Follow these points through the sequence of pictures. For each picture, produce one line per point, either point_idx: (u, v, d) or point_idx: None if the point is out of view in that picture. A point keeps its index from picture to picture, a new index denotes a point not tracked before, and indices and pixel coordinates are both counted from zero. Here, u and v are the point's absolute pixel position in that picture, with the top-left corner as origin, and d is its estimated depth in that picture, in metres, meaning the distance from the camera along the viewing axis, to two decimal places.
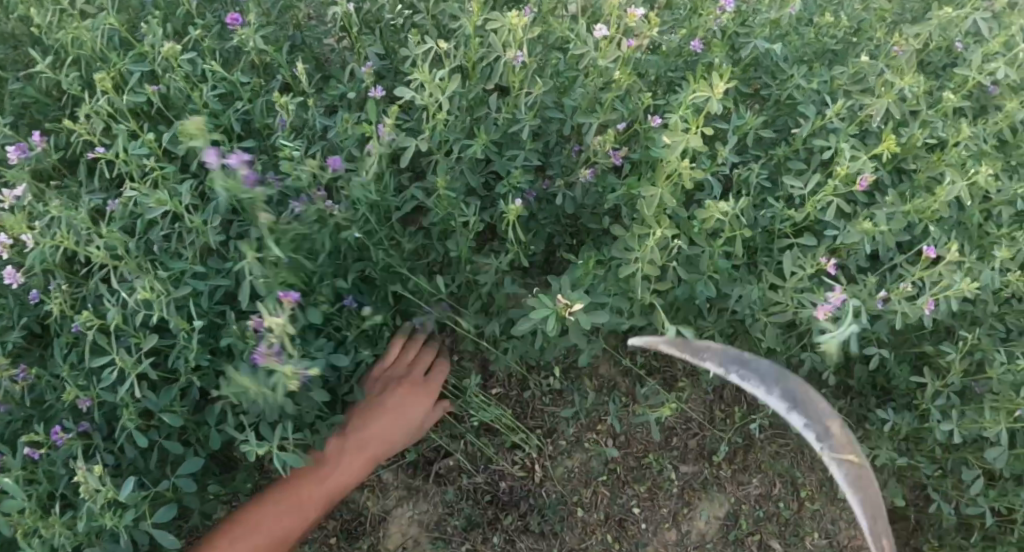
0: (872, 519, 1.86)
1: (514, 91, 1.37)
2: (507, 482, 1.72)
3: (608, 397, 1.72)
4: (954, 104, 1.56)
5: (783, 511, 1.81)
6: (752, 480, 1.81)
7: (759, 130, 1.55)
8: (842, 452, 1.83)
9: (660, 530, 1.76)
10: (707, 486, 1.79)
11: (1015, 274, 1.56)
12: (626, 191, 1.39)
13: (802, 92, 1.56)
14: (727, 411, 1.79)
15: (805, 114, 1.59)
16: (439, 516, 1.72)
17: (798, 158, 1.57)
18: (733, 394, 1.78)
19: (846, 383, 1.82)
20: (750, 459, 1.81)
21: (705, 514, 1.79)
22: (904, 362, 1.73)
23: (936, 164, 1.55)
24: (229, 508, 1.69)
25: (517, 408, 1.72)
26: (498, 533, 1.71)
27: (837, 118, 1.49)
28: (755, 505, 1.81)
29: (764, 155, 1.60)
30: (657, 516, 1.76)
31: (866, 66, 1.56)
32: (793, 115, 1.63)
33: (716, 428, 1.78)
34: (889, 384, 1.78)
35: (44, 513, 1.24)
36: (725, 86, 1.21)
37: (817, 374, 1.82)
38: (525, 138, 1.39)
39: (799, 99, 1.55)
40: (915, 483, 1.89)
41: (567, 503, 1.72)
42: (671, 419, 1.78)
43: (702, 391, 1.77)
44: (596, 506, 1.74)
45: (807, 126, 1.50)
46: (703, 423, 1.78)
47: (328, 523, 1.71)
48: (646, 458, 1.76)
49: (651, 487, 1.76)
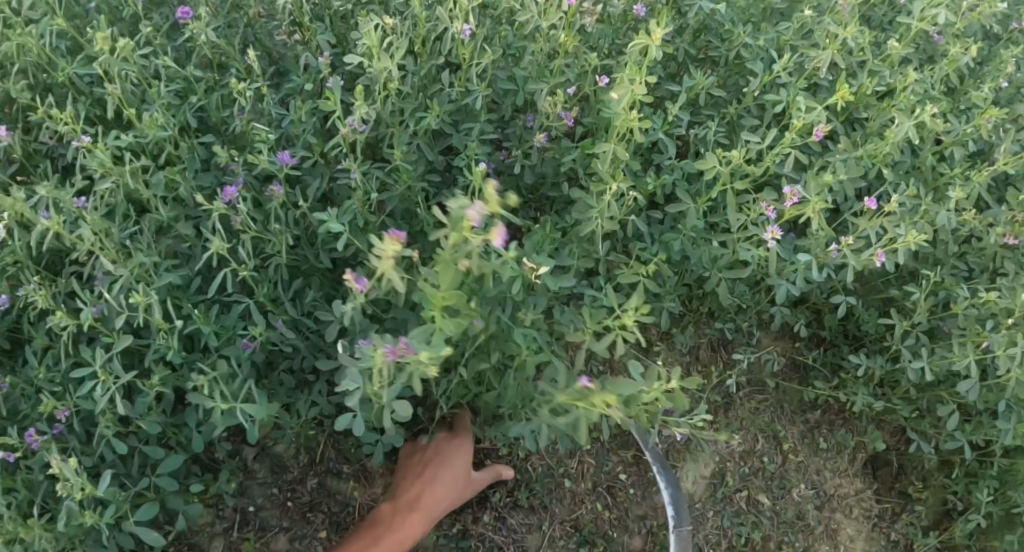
0: (855, 467, 1.94)
1: (465, 63, 1.41)
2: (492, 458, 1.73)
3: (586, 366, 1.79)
4: (900, 51, 1.59)
5: (768, 466, 1.86)
6: (735, 437, 1.85)
7: (711, 89, 1.57)
8: (820, 404, 1.90)
9: (648, 494, 1.77)
10: (691, 447, 1.81)
11: (970, 212, 1.59)
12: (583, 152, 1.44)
13: (750, 50, 1.59)
14: (704, 371, 1.84)
15: (754, 72, 1.61)
16: None
17: (750, 113, 1.59)
18: (709, 353, 1.85)
19: (818, 334, 1.85)
20: (731, 417, 1.85)
21: (691, 475, 1.81)
22: (872, 309, 1.76)
23: (885, 110, 1.58)
24: (216, 510, 1.68)
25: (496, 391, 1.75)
26: (487, 511, 1.71)
27: (785, 72, 1.51)
28: (740, 461, 1.84)
29: (718, 113, 1.63)
30: (644, 480, 1.78)
31: (811, 19, 1.57)
32: (743, 73, 1.66)
33: (694, 390, 1.83)
34: (859, 330, 1.81)
35: (23, 520, 1.23)
36: (662, 32, 1.22)
37: (790, 328, 1.89)
38: (480, 109, 1.45)
39: (747, 57, 1.57)
40: (895, 427, 1.93)
41: (554, 475, 1.74)
42: (651, 384, 1.83)
43: (678, 352, 1.82)
44: (583, 476, 1.76)
45: (757, 81, 1.51)
46: (683, 386, 1.83)
47: (316, 517, 1.72)
48: (627, 424, 1.79)
49: (635, 452, 1.78)
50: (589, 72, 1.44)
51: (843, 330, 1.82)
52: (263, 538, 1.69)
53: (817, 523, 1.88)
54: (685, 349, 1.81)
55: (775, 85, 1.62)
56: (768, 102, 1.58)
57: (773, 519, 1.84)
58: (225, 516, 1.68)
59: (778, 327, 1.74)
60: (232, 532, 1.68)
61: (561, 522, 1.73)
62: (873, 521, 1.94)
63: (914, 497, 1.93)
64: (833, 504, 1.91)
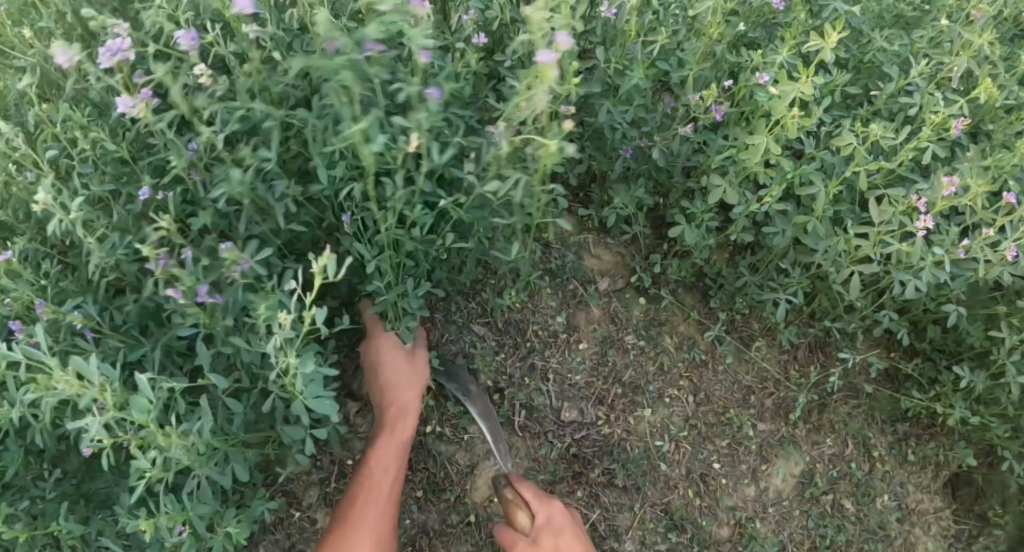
0: (936, 483, 1.94)
1: (627, 41, 1.47)
2: (590, 434, 1.73)
3: (689, 353, 1.78)
4: None
5: (855, 472, 1.87)
6: (826, 440, 1.86)
7: (845, 88, 1.57)
8: (911, 415, 1.90)
9: (739, 486, 1.78)
10: (784, 444, 1.82)
11: None
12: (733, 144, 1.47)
13: (885, 54, 1.58)
14: (802, 371, 1.84)
15: (887, 75, 1.61)
16: (525, 469, 1.70)
17: (879, 116, 1.60)
18: (806, 354, 1.85)
19: (917, 344, 1.86)
20: (825, 419, 1.86)
21: (782, 472, 1.81)
22: (977, 323, 1.74)
23: (1016, 123, 1.57)
24: (314, 460, 1.75)
25: (604, 370, 1.75)
26: (582, 487, 1.71)
27: (920, 78, 1.52)
28: (829, 464, 1.85)
29: (847, 114, 1.63)
30: (737, 471, 1.79)
31: (945, 29, 1.55)
32: (874, 77, 1.65)
33: (791, 386, 1.83)
34: (958, 345, 1.81)
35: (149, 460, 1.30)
36: (839, 37, 1.31)
37: (886, 338, 1.90)
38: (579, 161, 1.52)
39: (882, 60, 1.57)
40: (981, 445, 1.93)
41: (651, 458, 1.74)
42: (749, 377, 1.82)
43: (778, 349, 1.83)
44: (679, 462, 1.75)
45: (892, 84, 1.52)
46: (780, 381, 1.83)
47: (415, 476, 1.69)
48: (726, 414, 1.79)
49: (731, 444, 1.79)
50: (747, 71, 1.47)
51: (946, 342, 1.81)
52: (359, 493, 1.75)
53: (897, 535, 1.88)
54: (786, 345, 1.82)
55: (907, 90, 1.62)
56: (900, 105, 1.58)
57: (856, 525, 1.85)
58: (322, 468, 1.75)
59: (882, 334, 1.74)
60: (328, 483, 1.74)
61: (652, 505, 1.73)
62: (949, 541, 1.94)
63: (992, 521, 1.92)
64: (912, 519, 1.91)
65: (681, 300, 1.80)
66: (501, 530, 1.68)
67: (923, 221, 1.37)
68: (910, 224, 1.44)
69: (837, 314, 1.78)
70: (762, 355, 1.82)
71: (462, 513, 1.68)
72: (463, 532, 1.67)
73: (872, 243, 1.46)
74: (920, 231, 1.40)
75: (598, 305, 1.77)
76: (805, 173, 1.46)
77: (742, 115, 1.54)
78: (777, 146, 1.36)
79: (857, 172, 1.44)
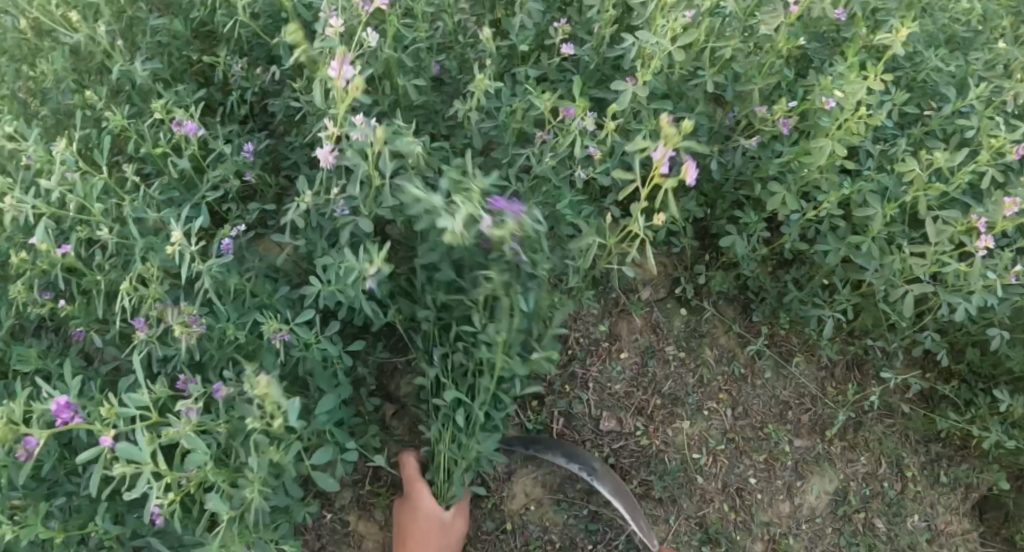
0: (965, 506, 1.92)
1: (692, 52, 1.44)
2: (628, 444, 1.72)
3: (729, 366, 1.78)
4: None
5: (887, 491, 1.86)
6: (860, 458, 1.85)
7: (901, 107, 1.56)
8: (944, 436, 1.89)
9: (774, 501, 1.77)
10: (819, 461, 1.81)
11: None
12: (792, 159, 1.46)
13: (942, 74, 1.57)
14: (840, 388, 1.84)
15: (942, 96, 1.60)
16: (562, 478, 1.69)
17: (933, 137, 1.59)
18: (844, 371, 1.84)
19: (954, 366, 1.86)
20: (859, 437, 1.86)
21: (816, 489, 1.80)
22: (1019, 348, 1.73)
23: None
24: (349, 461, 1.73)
25: (645, 380, 1.75)
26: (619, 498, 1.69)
27: (978, 101, 1.51)
28: (862, 482, 1.84)
29: (900, 133, 1.62)
30: (772, 487, 1.78)
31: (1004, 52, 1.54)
32: (927, 97, 1.64)
33: (828, 403, 1.82)
34: (996, 368, 1.80)
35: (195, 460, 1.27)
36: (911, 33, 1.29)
37: (923, 358, 1.89)
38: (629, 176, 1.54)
39: (940, 80, 1.56)
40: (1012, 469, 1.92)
41: (688, 470, 1.73)
42: (786, 393, 1.81)
43: (817, 365, 1.83)
44: (715, 475, 1.75)
45: (950, 106, 1.51)
46: (817, 397, 1.82)
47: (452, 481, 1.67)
48: (764, 429, 1.78)
49: (767, 458, 1.78)
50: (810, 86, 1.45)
51: (984, 365, 1.81)
52: (393, 496, 1.72)
53: None
54: (825, 362, 1.82)
55: (961, 111, 1.61)
56: (955, 126, 1.57)
57: (887, 545, 1.83)
58: (356, 469, 1.73)
59: (923, 354, 1.73)
60: (363, 485, 1.72)
61: (687, 518, 1.72)
62: None
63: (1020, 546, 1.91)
64: (941, 541, 1.89)
65: (722, 313, 1.80)
66: (537, 539, 1.66)
67: (985, 243, 1.37)
68: (968, 244, 1.44)
69: (879, 333, 1.77)
70: (801, 370, 1.81)
71: (498, 521, 1.67)
72: (499, 540, 1.66)
73: (929, 262, 1.45)
74: (980, 252, 1.40)
75: (641, 315, 1.76)
76: (865, 191, 1.44)
77: (799, 130, 1.52)
78: (843, 150, 1.35)
79: (917, 193, 1.43)
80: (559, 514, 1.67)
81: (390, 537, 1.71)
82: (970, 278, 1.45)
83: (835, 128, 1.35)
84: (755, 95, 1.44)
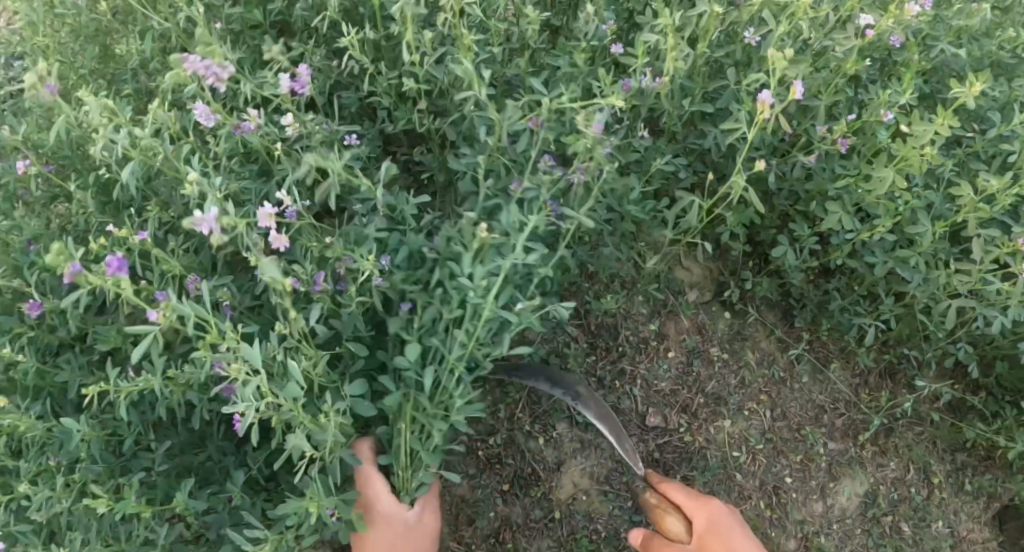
0: (986, 515, 1.97)
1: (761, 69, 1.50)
2: (671, 440, 1.79)
3: (769, 370, 1.86)
4: None
5: (914, 496, 1.92)
6: (890, 463, 1.92)
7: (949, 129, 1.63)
8: (972, 446, 1.95)
9: (808, 501, 1.85)
10: (852, 464, 1.88)
11: None
12: (851, 175, 1.52)
13: (989, 100, 1.65)
14: (873, 395, 1.91)
15: (988, 120, 1.67)
16: (608, 470, 1.76)
17: (978, 159, 1.66)
18: (877, 379, 1.92)
19: (982, 378, 1.93)
20: (889, 443, 1.93)
21: (848, 491, 1.87)
22: None
23: None
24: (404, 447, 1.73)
25: (689, 379, 1.83)
26: None
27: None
28: (892, 486, 1.91)
29: (946, 154, 1.69)
30: (806, 487, 1.85)
31: None
32: (972, 120, 1.71)
33: (862, 409, 1.89)
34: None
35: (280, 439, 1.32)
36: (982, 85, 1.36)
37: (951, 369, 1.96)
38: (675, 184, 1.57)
39: (987, 105, 1.63)
40: None
41: (727, 467, 1.80)
42: (822, 397, 1.89)
43: (852, 372, 1.90)
44: (754, 473, 1.82)
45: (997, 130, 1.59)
46: (851, 403, 1.90)
47: (503, 469, 1.74)
48: (801, 430, 1.86)
49: (802, 459, 1.85)
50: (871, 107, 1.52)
51: (1012, 379, 1.87)
52: (446, 484, 1.74)
53: None
54: (861, 369, 1.89)
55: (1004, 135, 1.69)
56: (999, 150, 1.64)
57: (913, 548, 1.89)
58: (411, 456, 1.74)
59: (957, 366, 1.81)
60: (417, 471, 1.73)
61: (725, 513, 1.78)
62: None
63: None
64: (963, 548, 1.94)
65: (764, 318, 1.88)
66: (583, 528, 1.73)
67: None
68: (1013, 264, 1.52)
69: (914, 343, 1.85)
70: (836, 376, 1.89)
71: (546, 509, 1.73)
72: (546, 527, 1.73)
73: (975, 278, 1.53)
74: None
75: (688, 316, 1.85)
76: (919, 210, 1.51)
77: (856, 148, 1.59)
78: (903, 178, 1.43)
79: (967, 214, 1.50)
80: (604, 505, 1.75)
81: (442, 523, 1.73)
82: (1011, 296, 1.53)
83: (898, 150, 1.41)
84: (820, 115, 1.51)
